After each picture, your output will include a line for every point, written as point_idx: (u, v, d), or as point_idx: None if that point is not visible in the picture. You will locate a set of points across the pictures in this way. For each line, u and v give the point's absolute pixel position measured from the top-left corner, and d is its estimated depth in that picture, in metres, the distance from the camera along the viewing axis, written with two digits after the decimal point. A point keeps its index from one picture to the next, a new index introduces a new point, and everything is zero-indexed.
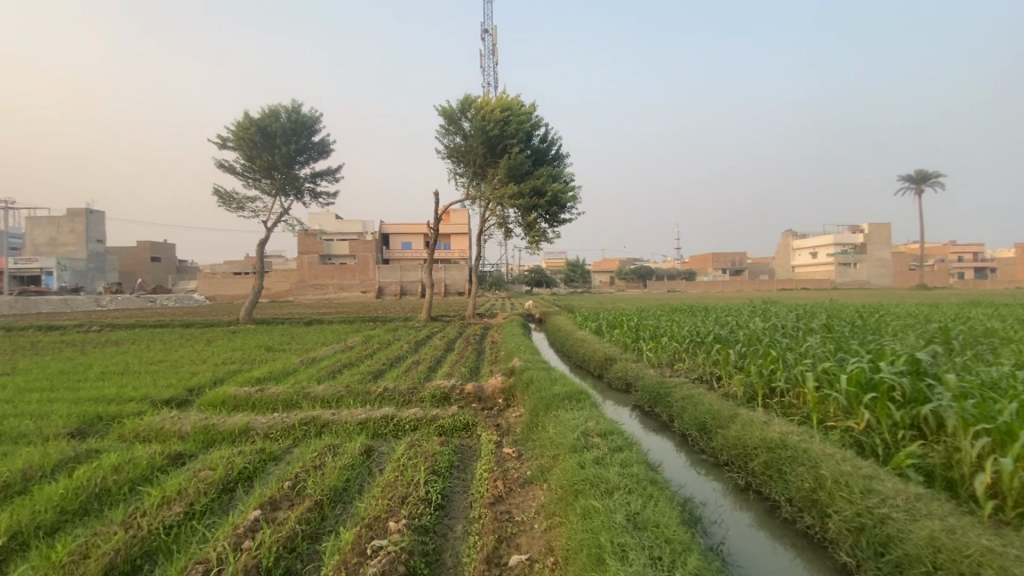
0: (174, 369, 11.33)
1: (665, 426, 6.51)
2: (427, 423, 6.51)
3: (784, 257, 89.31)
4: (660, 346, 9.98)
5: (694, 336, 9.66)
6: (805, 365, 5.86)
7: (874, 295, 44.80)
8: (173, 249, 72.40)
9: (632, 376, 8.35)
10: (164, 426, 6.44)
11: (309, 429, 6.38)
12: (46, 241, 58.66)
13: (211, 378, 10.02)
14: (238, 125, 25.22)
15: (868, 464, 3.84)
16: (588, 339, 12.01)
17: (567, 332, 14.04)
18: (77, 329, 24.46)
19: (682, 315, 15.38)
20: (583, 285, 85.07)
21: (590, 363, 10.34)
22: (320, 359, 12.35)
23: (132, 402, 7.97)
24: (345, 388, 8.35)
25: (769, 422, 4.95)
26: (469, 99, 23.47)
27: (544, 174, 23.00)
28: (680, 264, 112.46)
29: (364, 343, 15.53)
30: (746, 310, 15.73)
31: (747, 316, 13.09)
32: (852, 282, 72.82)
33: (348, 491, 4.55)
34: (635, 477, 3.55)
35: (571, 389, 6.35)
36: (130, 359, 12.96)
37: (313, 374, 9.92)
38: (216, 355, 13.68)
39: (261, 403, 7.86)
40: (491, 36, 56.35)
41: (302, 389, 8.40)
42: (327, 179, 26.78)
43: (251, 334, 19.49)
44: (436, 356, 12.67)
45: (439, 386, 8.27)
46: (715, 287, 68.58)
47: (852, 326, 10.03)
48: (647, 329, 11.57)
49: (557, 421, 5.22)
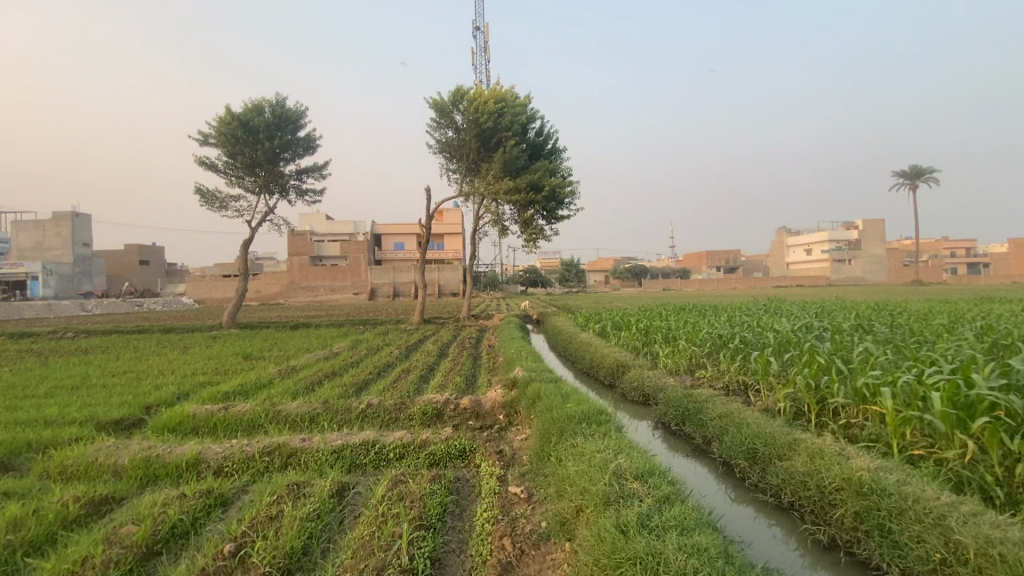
0: (136, 382, 10.20)
1: (700, 450, 5.49)
2: (415, 450, 5.46)
3: (779, 254, 88.94)
4: (678, 349, 8.98)
5: (714, 339, 8.67)
6: (871, 378, 4.89)
7: (873, 292, 43.85)
8: (162, 253, 70.95)
9: (652, 387, 7.33)
10: (96, 458, 5.34)
11: (273, 458, 5.32)
12: (30, 245, 56.90)
13: (175, 393, 8.90)
14: (219, 120, 24.01)
15: (1009, 523, 2.86)
16: (594, 342, 10.94)
17: (569, 336, 12.98)
18: (50, 336, 23.12)
19: (692, 315, 14.38)
20: (579, 285, 84.27)
21: (600, 371, 9.28)
22: (301, 368, 11.24)
23: (73, 425, 6.84)
24: (323, 404, 7.30)
25: (845, 454, 3.95)
26: (461, 91, 22.43)
27: (541, 168, 22.01)
28: (675, 263, 111.73)
29: (351, 350, 14.39)
30: (760, 310, 14.74)
31: (765, 317, 12.11)
32: (848, 278, 72.34)
33: (309, 556, 3.50)
34: (705, 555, 2.52)
35: (588, 407, 5.27)
36: (95, 371, 11.79)
37: (290, 387, 8.82)
38: (190, 364, 12.50)
39: (224, 425, 6.79)
40: (482, 35, 55.68)
41: (273, 406, 7.31)
42: (314, 176, 25.61)
43: (233, 340, 18.33)
44: (429, 363, 11.63)
45: (431, 400, 7.23)
46: (710, 286, 67.87)
47: (888, 327, 9.09)
48: (659, 330, 10.53)
49: (577, 453, 4.18)
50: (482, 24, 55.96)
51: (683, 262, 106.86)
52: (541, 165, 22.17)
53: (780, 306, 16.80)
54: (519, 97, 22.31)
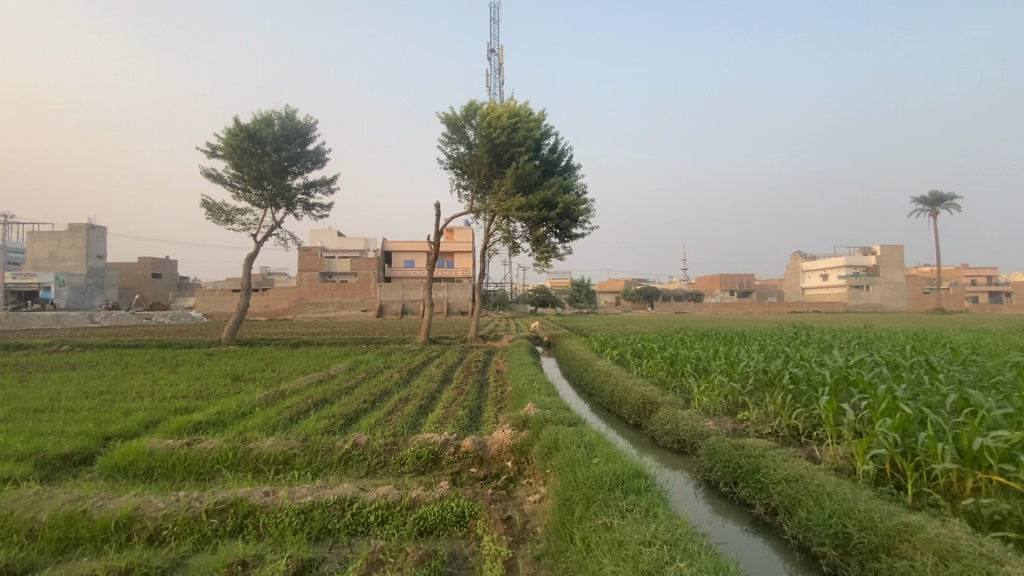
0: (107, 405, 9.25)
1: (762, 523, 4.36)
2: (402, 512, 4.39)
3: (793, 280, 87.27)
4: (715, 385, 7.84)
5: (757, 374, 7.52)
6: (990, 439, 3.84)
7: (897, 320, 41.86)
8: (175, 266, 71.14)
9: (690, 434, 6.22)
10: (10, 511, 4.32)
11: (225, 518, 4.29)
12: (45, 256, 57.06)
13: (145, 420, 7.97)
14: (227, 132, 23.62)
15: None
16: (615, 373, 9.78)
17: (586, 363, 11.83)
18: (45, 348, 22.35)
19: (718, 343, 13.16)
20: (589, 305, 82.74)
21: (623, 408, 8.15)
22: (289, 394, 10.20)
23: (10, 462, 5.87)
24: (302, 442, 6.33)
25: (991, 556, 2.83)
26: (474, 105, 21.83)
27: (554, 185, 21.19)
28: (687, 285, 109.96)
29: (349, 373, 13.34)
30: (792, 339, 13.51)
31: (804, 348, 10.85)
32: (866, 304, 70.26)
33: None
34: None
35: (622, 466, 4.15)
36: (70, 390, 10.83)
37: (271, 418, 7.80)
38: (174, 386, 11.52)
39: (183, 466, 5.81)
40: (497, 57, 56.16)
41: (244, 442, 6.32)
42: (321, 190, 25.03)
43: (228, 358, 17.48)
44: (430, 389, 10.61)
45: (428, 440, 6.24)
46: (723, 310, 66.49)
47: (957, 364, 7.91)
48: (689, 360, 9.35)
49: (614, 543, 3.08)
50: (498, 47, 56.36)
51: (695, 285, 105.08)
52: (555, 182, 21.30)
53: (810, 334, 15.57)
54: (533, 113, 21.61)
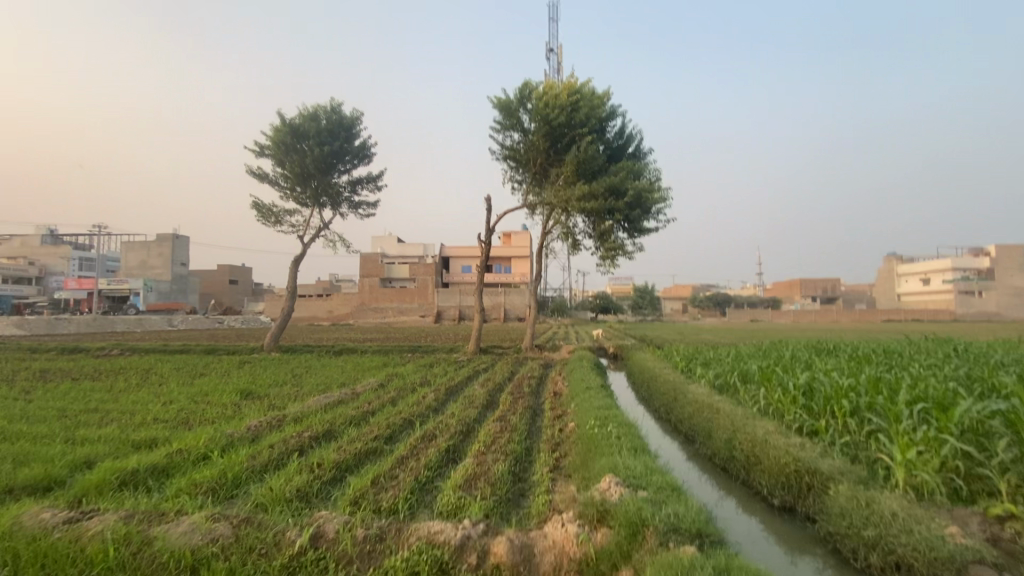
0: (63, 432, 7.36)
1: None
2: None
3: (886, 285, 77.93)
4: (919, 443, 4.72)
5: (1007, 430, 4.34)
6: None
7: (1014, 331, 35.07)
8: (250, 273, 74.11)
9: (928, 557, 3.21)
10: None
11: None
12: (136, 264, 60.70)
13: (75, 463, 5.86)
14: (272, 129, 22.53)
15: None
16: (727, 408, 6.77)
17: (675, 388, 8.84)
18: (97, 352, 21.91)
19: (857, 362, 9.68)
20: (654, 313, 77.86)
21: (755, 475, 5.21)
22: (288, 423, 7.92)
23: None
24: (236, 526, 3.91)
25: None
26: (529, 86, 19.27)
27: (623, 170, 18.22)
28: (761, 291, 101.89)
29: (376, 391, 10.98)
30: (964, 359, 9.73)
31: (1011, 373, 7.29)
32: (980, 313, 60.71)
33: None
34: None
35: None
36: (52, 408, 9.16)
37: (234, 466, 5.49)
38: (169, 404, 9.62)
39: (37, 566, 3.55)
40: (556, 56, 54.35)
41: (149, 524, 3.98)
42: (367, 187, 23.45)
43: (261, 367, 15.92)
44: (468, 419, 8.08)
45: (436, 535, 3.66)
46: (804, 318, 59.86)
47: None
48: (843, 393, 6.23)
49: None
50: (556, 46, 54.25)
51: (771, 290, 96.70)
52: (622, 167, 18.29)
53: (973, 351, 11.59)
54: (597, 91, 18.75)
